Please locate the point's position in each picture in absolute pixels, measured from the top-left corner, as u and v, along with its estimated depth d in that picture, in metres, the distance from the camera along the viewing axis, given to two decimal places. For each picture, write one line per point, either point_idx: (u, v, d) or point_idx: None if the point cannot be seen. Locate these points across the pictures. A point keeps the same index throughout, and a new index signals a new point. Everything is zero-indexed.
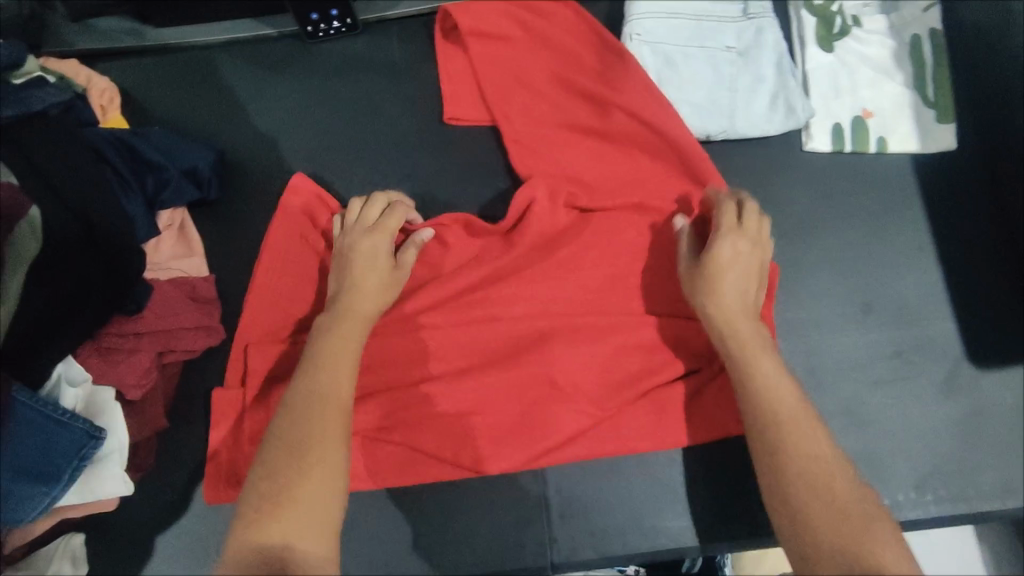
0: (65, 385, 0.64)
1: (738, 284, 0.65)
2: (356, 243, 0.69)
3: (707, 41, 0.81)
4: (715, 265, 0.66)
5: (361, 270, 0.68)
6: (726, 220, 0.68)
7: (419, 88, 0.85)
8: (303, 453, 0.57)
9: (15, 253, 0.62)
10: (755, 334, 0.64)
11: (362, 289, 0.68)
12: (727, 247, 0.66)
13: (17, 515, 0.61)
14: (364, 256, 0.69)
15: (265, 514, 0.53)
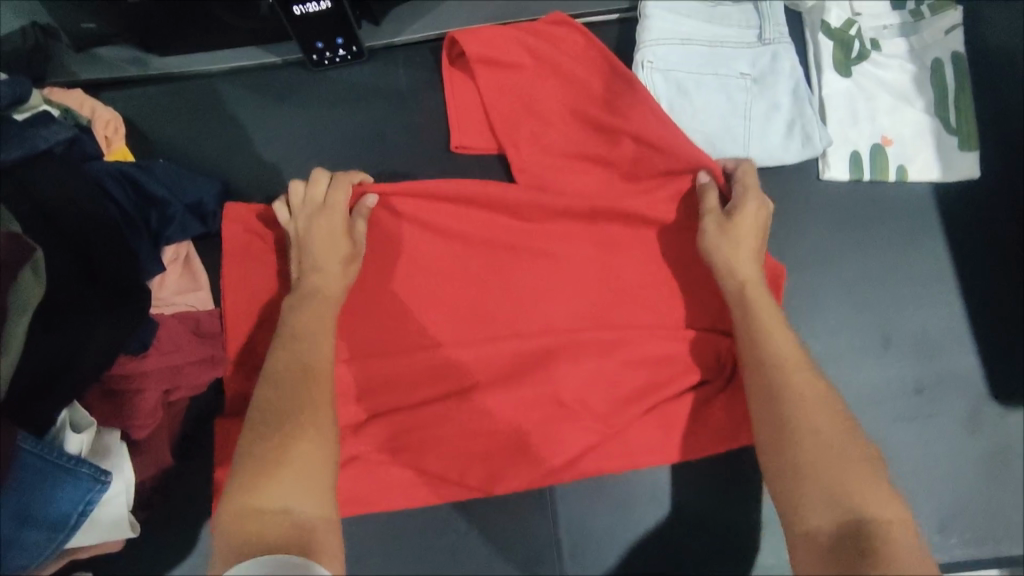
0: (70, 429, 0.63)
1: (754, 245, 0.67)
2: (311, 227, 0.66)
3: (720, 68, 0.79)
4: (742, 219, 0.67)
5: (320, 252, 0.66)
6: (749, 179, 0.69)
7: (426, 114, 0.84)
8: (285, 418, 0.57)
9: (19, 299, 0.58)
10: (766, 303, 0.64)
11: (325, 270, 0.66)
12: (752, 207, 0.67)
13: (23, 559, 0.61)
14: (321, 238, 0.66)
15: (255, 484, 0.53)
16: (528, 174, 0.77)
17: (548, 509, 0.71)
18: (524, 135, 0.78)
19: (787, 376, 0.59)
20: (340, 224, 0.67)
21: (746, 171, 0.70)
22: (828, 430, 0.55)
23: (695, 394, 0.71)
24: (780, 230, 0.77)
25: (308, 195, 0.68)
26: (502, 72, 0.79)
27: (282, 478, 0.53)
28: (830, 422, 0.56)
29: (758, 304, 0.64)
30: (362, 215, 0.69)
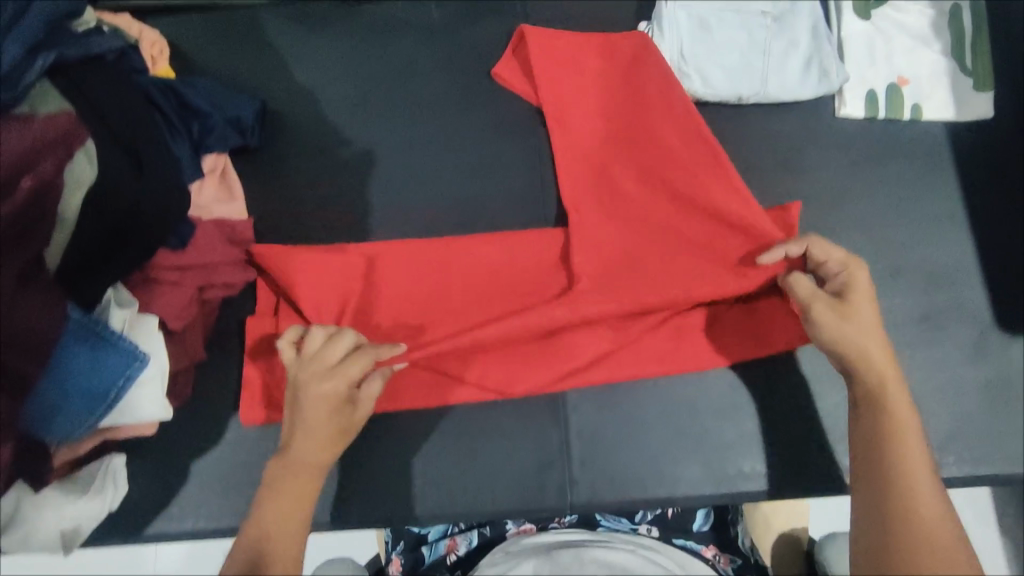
0: (115, 307, 0.67)
1: (872, 323, 0.62)
2: (313, 386, 0.61)
3: (742, 6, 0.82)
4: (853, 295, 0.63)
5: (317, 411, 0.61)
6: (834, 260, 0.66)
7: (455, 45, 0.87)
8: (288, 501, 0.60)
9: (74, 178, 0.64)
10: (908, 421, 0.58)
11: (313, 433, 0.61)
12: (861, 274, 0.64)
13: (65, 429, 0.65)
14: (325, 403, 0.61)
15: (251, 541, 0.57)
16: (555, 103, 0.82)
17: (559, 417, 0.74)
18: (543, 97, 0.82)
19: (919, 514, 0.53)
20: (345, 391, 0.62)
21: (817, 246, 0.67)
22: (928, 533, 0.52)
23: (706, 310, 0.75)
24: (795, 164, 0.80)
25: (322, 354, 0.63)
26: (550, 57, 0.83)
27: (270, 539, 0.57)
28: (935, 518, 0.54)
29: (892, 417, 0.58)
30: (381, 377, 0.66)
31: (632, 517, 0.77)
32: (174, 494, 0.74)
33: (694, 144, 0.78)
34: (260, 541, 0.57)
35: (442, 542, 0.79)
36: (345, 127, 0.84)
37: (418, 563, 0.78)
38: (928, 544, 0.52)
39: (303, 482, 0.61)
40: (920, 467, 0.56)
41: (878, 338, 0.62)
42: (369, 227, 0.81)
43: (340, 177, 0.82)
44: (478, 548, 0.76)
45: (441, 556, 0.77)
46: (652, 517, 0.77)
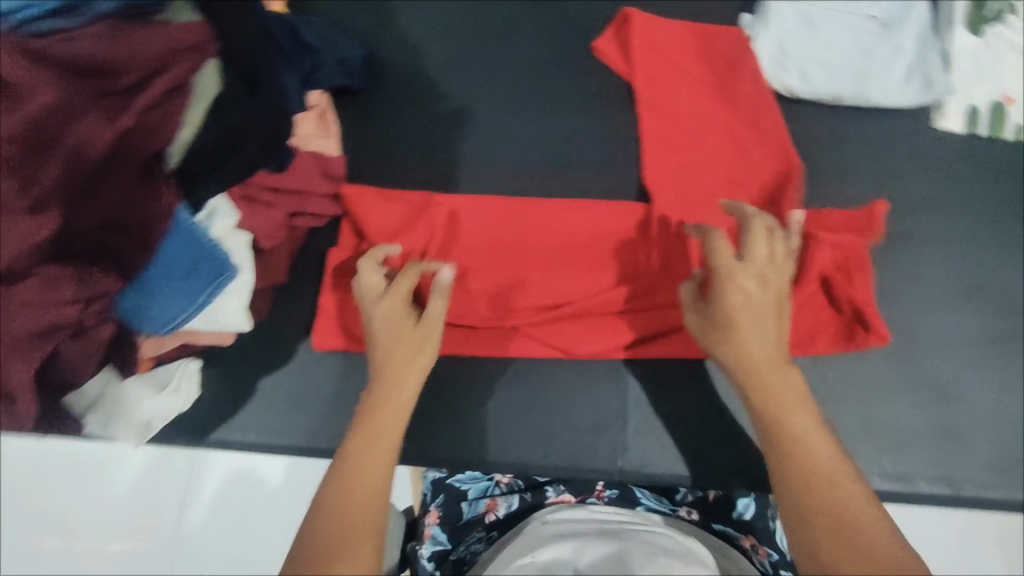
0: (217, 217, 0.70)
1: (750, 330, 0.60)
2: (372, 314, 0.66)
3: (851, 7, 0.82)
4: (727, 302, 0.60)
5: (387, 336, 0.65)
6: (721, 254, 0.62)
7: (558, 15, 0.88)
8: (369, 440, 0.59)
9: (198, 88, 0.67)
10: (794, 406, 0.57)
11: (392, 359, 0.64)
12: (734, 286, 0.60)
13: (158, 320, 0.67)
14: (388, 322, 0.66)
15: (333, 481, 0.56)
16: (650, 83, 0.83)
17: (620, 387, 0.76)
18: (639, 76, 0.83)
19: (828, 501, 0.51)
20: (401, 308, 0.66)
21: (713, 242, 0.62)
22: (843, 502, 0.51)
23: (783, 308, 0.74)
24: (885, 170, 0.79)
25: (365, 287, 0.68)
26: (650, 40, 0.84)
27: (353, 479, 0.56)
28: (848, 487, 0.52)
29: (774, 411, 0.57)
30: (440, 296, 0.67)
31: (672, 496, 0.73)
32: (241, 406, 0.77)
33: (770, 152, 0.80)
34: (344, 480, 0.56)
35: (479, 500, 0.72)
36: (442, 82, 0.87)
37: (454, 518, 0.70)
38: (835, 523, 0.50)
39: (394, 427, 0.60)
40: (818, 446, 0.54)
41: (761, 343, 0.60)
42: (455, 180, 0.83)
43: (432, 128, 0.85)
44: (522, 512, 0.69)
45: (478, 514, 0.70)
46: (692, 498, 0.72)
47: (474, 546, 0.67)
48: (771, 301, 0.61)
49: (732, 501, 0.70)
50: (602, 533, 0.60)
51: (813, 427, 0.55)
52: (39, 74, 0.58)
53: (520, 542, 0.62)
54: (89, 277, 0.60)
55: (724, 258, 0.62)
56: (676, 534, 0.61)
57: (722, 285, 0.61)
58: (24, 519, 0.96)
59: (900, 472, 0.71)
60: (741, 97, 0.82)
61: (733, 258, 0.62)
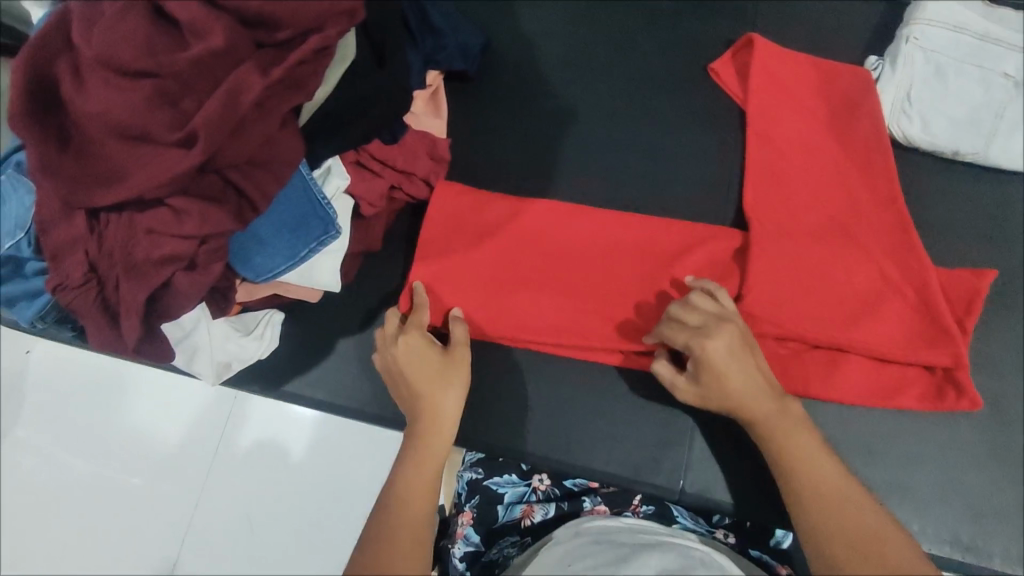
0: (331, 176, 0.72)
1: (747, 385, 0.63)
2: (397, 350, 0.68)
3: (986, 62, 0.80)
4: (709, 372, 0.63)
5: (415, 363, 0.68)
6: (677, 333, 0.65)
7: (677, 31, 0.88)
8: (417, 466, 0.63)
9: (340, 52, 0.68)
10: (797, 438, 0.61)
11: (433, 378, 0.67)
12: (710, 355, 0.62)
13: (263, 268, 0.70)
14: (411, 352, 0.68)
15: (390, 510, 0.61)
16: (764, 111, 0.82)
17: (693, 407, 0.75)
18: (753, 101, 0.82)
19: (835, 519, 0.56)
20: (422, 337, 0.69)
21: (667, 327, 0.67)
22: (835, 483, 0.58)
23: (875, 356, 0.72)
24: (998, 232, 0.77)
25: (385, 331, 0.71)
26: (770, 68, 0.83)
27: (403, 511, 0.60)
28: (836, 472, 0.59)
29: (782, 450, 0.61)
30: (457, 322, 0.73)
31: (709, 518, 0.73)
32: (316, 364, 0.79)
33: (880, 194, 0.77)
34: (395, 514, 0.60)
35: (516, 505, 0.73)
36: (554, 80, 0.88)
37: (488, 519, 0.72)
38: (836, 508, 0.57)
39: (444, 434, 0.66)
40: (820, 466, 0.59)
41: (756, 392, 0.62)
42: (555, 176, 0.84)
43: (539, 123, 0.86)
44: (558, 520, 0.71)
45: (515, 518, 0.72)
46: (728, 522, 0.72)
47: (507, 549, 0.68)
48: (735, 356, 0.63)
49: (769, 528, 0.71)
50: (634, 545, 0.59)
51: (815, 449, 0.60)
52: (213, 18, 0.59)
53: (552, 551, 0.61)
54: (209, 213, 0.63)
55: (679, 339, 0.65)
56: (711, 552, 0.59)
57: (695, 363, 0.64)
58: (87, 442, 1.02)
59: (974, 543, 0.70)
60: (856, 137, 0.80)
61: (687, 334, 0.64)
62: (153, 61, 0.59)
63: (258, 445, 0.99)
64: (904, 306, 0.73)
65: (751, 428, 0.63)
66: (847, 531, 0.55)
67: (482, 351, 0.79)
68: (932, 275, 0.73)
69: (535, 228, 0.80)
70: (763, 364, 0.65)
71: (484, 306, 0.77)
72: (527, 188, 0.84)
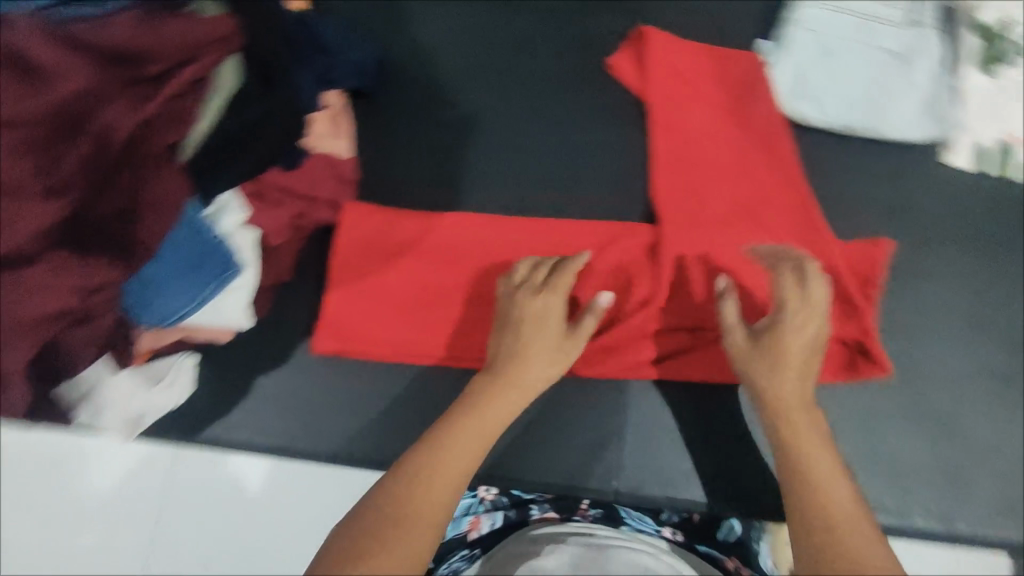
0: (224, 211, 0.69)
1: (799, 367, 0.65)
2: (529, 303, 0.69)
3: (867, 40, 0.83)
4: (782, 341, 0.65)
5: (532, 337, 0.68)
6: (788, 299, 0.67)
7: (574, 32, 0.88)
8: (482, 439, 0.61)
9: (218, 82, 0.67)
10: (805, 424, 0.62)
11: (525, 357, 0.67)
12: (794, 330, 0.66)
13: (163, 312, 0.66)
14: (532, 324, 0.69)
15: (427, 468, 0.57)
16: (665, 104, 0.83)
17: (619, 407, 0.75)
18: (652, 95, 0.83)
19: (816, 489, 0.57)
20: (557, 314, 0.69)
21: (779, 284, 0.68)
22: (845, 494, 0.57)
23: None
24: (894, 203, 0.80)
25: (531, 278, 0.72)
26: (667, 60, 0.84)
27: (434, 479, 0.56)
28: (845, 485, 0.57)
29: (797, 434, 0.62)
30: (592, 315, 0.70)
31: (657, 515, 0.73)
32: (234, 406, 0.76)
33: (782, 176, 0.79)
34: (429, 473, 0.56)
35: (463, 518, 0.71)
36: (456, 91, 0.86)
37: None
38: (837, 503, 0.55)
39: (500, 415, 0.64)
40: (816, 447, 0.61)
41: (806, 377, 0.65)
42: (464, 188, 0.83)
43: (444, 134, 0.85)
44: (506, 529, 0.69)
45: (460, 532, 0.69)
46: (676, 519, 0.73)
47: (456, 565, 0.65)
48: (804, 353, 0.66)
49: (717, 520, 0.73)
50: (580, 547, 0.59)
51: (816, 435, 0.62)
52: (72, 61, 0.59)
53: (500, 557, 0.61)
54: (92, 260, 0.60)
55: (792, 303, 0.67)
56: (660, 555, 0.60)
57: (784, 324, 0.66)
58: None
59: (897, 508, 0.71)
60: (754, 122, 0.82)
61: (796, 302, 0.66)
62: (14, 109, 0.58)
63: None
64: None
65: (773, 403, 0.64)
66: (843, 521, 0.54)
67: (406, 373, 0.77)
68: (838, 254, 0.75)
69: (449, 243, 0.79)
70: (813, 385, 0.67)
71: (405, 327, 0.77)
72: (437, 201, 0.83)
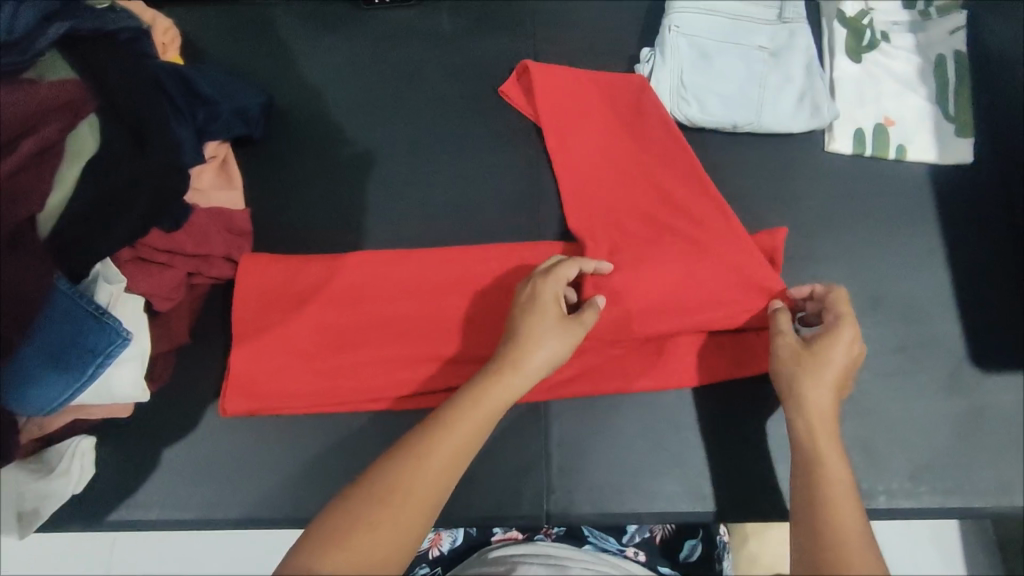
0: (102, 282, 0.65)
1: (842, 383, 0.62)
2: (542, 288, 0.66)
3: (741, 39, 0.86)
4: (827, 350, 0.62)
5: (535, 324, 0.64)
6: (840, 316, 0.64)
7: (463, 58, 0.88)
8: (473, 431, 0.58)
9: (74, 149, 0.65)
10: (832, 437, 0.59)
11: (522, 352, 0.63)
12: (841, 341, 0.62)
13: (42, 400, 0.62)
14: (538, 318, 0.64)
15: (421, 450, 0.55)
16: (558, 126, 0.83)
17: (542, 427, 0.74)
18: (544, 122, 0.83)
19: (829, 506, 0.54)
20: (558, 306, 0.66)
21: (835, 304, 0.65)
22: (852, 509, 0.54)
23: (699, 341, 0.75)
24: (785, 192, 0.82)
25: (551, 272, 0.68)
26: (555, 87, 0.84)
27: (427, 464, 0.55)
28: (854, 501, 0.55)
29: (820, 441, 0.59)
30: (591, 308, 0.67)
31: (619, 536, 0.77)
32: (142, 481, 0.72)
33: (687, 185, 0.78)
34: (421, 456, 0.55)
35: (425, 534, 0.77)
36: (348, 127, 0.85)
37: None
38: (840, 513, 0.54)
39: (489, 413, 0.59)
40: (834, 458, 0.58)
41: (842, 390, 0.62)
42: (366, 225, 0.81)
43: (338, 173, 0.83)
44: (464, 548, 0.76)
45: (422, 550, 0.76)
46: (640, 538, 0.77)
47: None
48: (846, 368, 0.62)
49: (680, 541, 0.77)
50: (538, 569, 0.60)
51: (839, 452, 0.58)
52: None
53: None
54: None
55: (843, 317, 0.64)
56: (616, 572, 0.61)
57: (832, 332, 0.63)
58: None
59: None
60: (651, 138, 0.81)
61: (847, 318, 0.64)
62: None
63: (151, 562, 0.94)
64: (730, 288, 0.72)
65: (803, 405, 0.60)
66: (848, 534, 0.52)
67: (320, 422, 0.74)
68: (753, 256, 0.73)
69: (352, 283, 0.77)
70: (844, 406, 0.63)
71: (313, 375, 0.74)
72: (337, 241, 0.80)
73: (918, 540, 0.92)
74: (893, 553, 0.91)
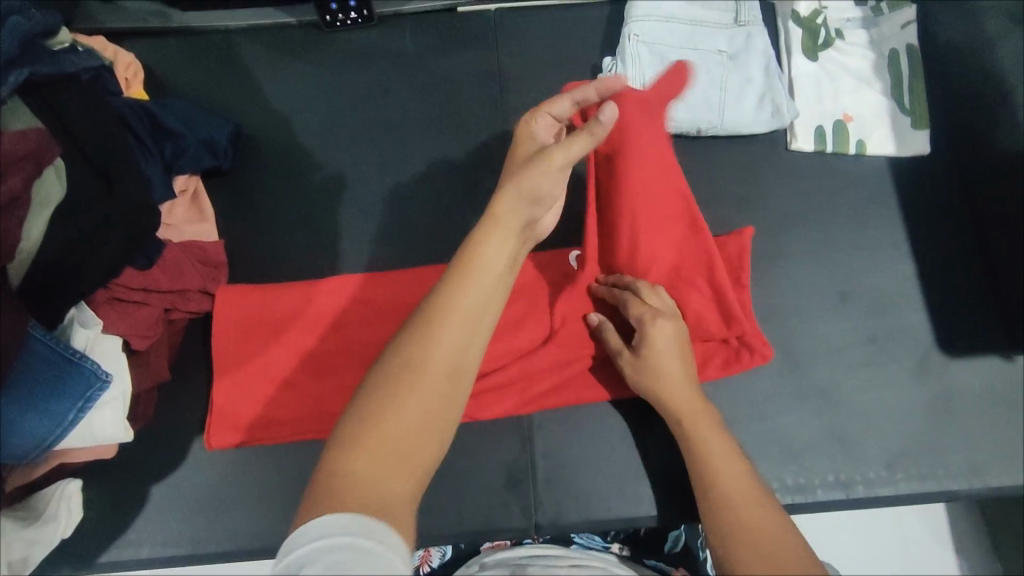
0: (77, 326, 0.65)
1: (679, 367, 0.68)
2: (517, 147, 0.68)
3: (700, 44, 0.87)
4: (652, 349, 0.68)
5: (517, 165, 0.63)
6: (635, 307, 0.71)
7: (429, 77, 0.89)
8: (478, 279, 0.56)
9: (40, 198, 0.64)
10: (703, 421, 0.65)
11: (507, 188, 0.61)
12: (655, 331, 0.69)
13: (25, 447, 0.61)
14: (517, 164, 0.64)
15: (430, 322, 0.53)
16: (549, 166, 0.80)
17: (526, 440, 0.75)
18: None
19: (719, 490, 0.61)
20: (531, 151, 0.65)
21: (628, 300, 0.71)
22: (743, 481, 0.61)
23: None
24: (751, 192, 0.84)
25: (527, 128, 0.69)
26: None
27: (442, 334, 0.53)
28: (742, 475, 0.61)
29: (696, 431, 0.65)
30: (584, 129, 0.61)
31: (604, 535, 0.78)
32: (133, 519, 0.73)
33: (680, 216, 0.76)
34: (430, 324, 0.53)
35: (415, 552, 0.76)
36: (317, 152, 0.85)
37: None
38: (730, 487, 0.60)
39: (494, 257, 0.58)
40: (713, 440, 0.64)
41: (686, 375, 0.68)
42: (340, 250, 0.82)
43: (310, 199, 0.83)
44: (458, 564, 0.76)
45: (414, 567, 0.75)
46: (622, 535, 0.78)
47: None
48: (675, 353, 0.69)
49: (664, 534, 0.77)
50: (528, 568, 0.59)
51: (715, 428, 0.65)
52: None
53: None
54: None
55: (639, 309, 0.70)
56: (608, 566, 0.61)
57: (644, 329, 0.69)
58: None
59: (798, 484, 0.73)
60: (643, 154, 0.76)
61: (643, 307, 0.70)
62: None
63: None
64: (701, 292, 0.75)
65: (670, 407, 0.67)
66: (747, 509, 0.58)
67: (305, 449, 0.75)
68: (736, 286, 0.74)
69: (330, 309, 0.77)
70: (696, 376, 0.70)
71: (297, 403, 0.74)
72: (313, 267, 0.81)
73: (904, 523, 0.94)
74: (879, 538, 0.94)
